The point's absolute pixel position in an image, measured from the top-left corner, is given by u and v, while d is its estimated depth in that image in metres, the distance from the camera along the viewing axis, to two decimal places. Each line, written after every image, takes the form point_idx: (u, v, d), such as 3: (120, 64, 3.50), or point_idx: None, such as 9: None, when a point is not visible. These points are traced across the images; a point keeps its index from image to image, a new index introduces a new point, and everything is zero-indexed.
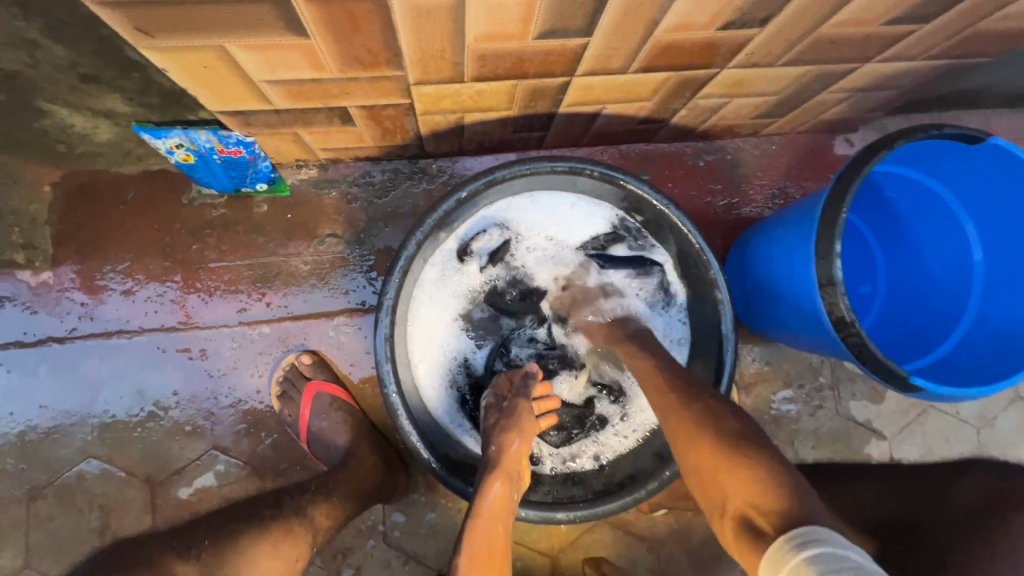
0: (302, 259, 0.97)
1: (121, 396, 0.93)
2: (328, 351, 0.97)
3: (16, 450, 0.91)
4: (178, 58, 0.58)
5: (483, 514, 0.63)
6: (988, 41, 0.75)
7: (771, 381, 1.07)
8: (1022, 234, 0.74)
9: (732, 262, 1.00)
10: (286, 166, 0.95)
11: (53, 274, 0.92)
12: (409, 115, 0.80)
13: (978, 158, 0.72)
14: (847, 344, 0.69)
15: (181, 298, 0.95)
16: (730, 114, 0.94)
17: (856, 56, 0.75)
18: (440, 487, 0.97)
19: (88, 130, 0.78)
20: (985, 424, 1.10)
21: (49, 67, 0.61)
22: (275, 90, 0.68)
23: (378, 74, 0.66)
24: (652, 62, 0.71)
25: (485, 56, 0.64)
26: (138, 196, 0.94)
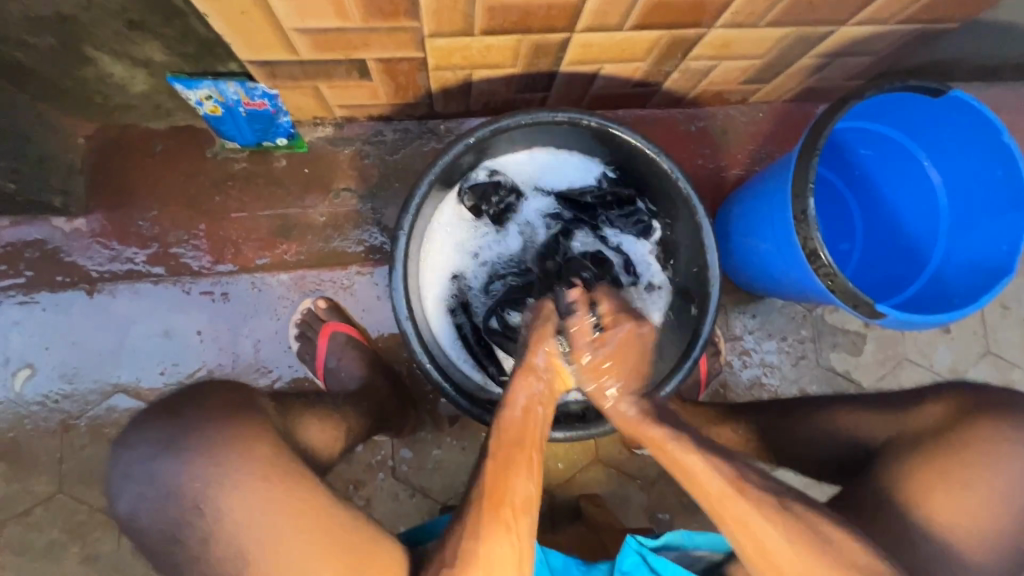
0: (318, 211, 1.04)
1: (148, 335, 0.99)
2: (342, 297, 1.03)
3: (49, 384, 0.97)
4: (219, 2, 0.65)
5: (510, 420, 0.68)
6: (951, 6, 0.82)
7: (757, 333, 1.14)
8: (983, 178, 0.82)
9: (721, 218, 1.07)
10: (304, 124, 1.02)
11: (86, 220, 0.98)
12: (422, 71, 0.87)
13: (945, 109, 0.79)
14: (820, 274, 0.77)
15: (205, 245, 1.01)
16: (719, 79, 1.01)
17: (832, 18, 0.82)
18: (445, 425, 1.04)
19: (126, 79, 0.84)
20: (957, 376, 1.17)
21: (100, 11, 0.68)
22: (303, 39, 0.74)
23: (396, 25, 0.73)
24: (645, 19, 0.78)
25: (495, 8, 0.71)
26: (165, 149, 1.00)
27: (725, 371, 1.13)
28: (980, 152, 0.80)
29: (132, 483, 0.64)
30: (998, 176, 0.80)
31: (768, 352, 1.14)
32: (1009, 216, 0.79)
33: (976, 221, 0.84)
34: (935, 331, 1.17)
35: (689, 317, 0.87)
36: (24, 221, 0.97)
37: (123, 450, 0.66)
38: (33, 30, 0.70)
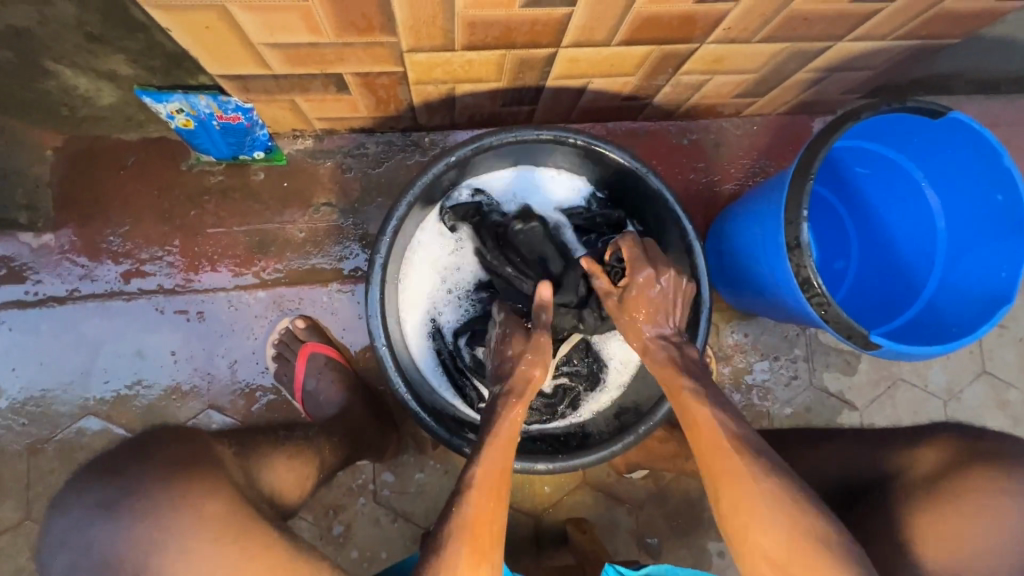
0: (297, 227, 1.00)
1: (120, 356, 0.96)
2: (322, 315, 1.00)
3: (16, 406, 0.94)
4: (182, 17, 0.61)
5: (495, 446, 0.64)
6: (952, 22, 0.79)
7: (749, 353, 1.12)
8: (981, 204, 0.79)
9: (712, 236, 1.04)
10: (283, 136, 0.98)
11: (55, 236, 0.95)
12: (402, 85, 0.84)
13: (943, 131, 0.76)
14: (813, 303, 0.74)
15: (180, 262, 0.98)
16: (712, 93, 0.98)
17: (828, 34, 0.79)
18: (428, 448, 1.01)
19: (91, 92, 0.80)
20: (952, 397, 1.15)
21: (57, 25, 0.64)
22: (274, 54, 0.71)
23: (372, 40, 0.70)
24: (634, 34, 0.74)
25: (475, 24, 0.68)
26: (138, 161, 0.97)
27: (716, 391, 1.11)
28: (979, 176, 0.77)
29: (66, 551, 0.61)
30: (997, 201, 0.77)
31: (760, 372, 1.11)
32: (1009, 244, 0.76)
33: (974, 248, 0.81)
34: None
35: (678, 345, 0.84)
36: None
37: (55, 517, 0.62)
38: None
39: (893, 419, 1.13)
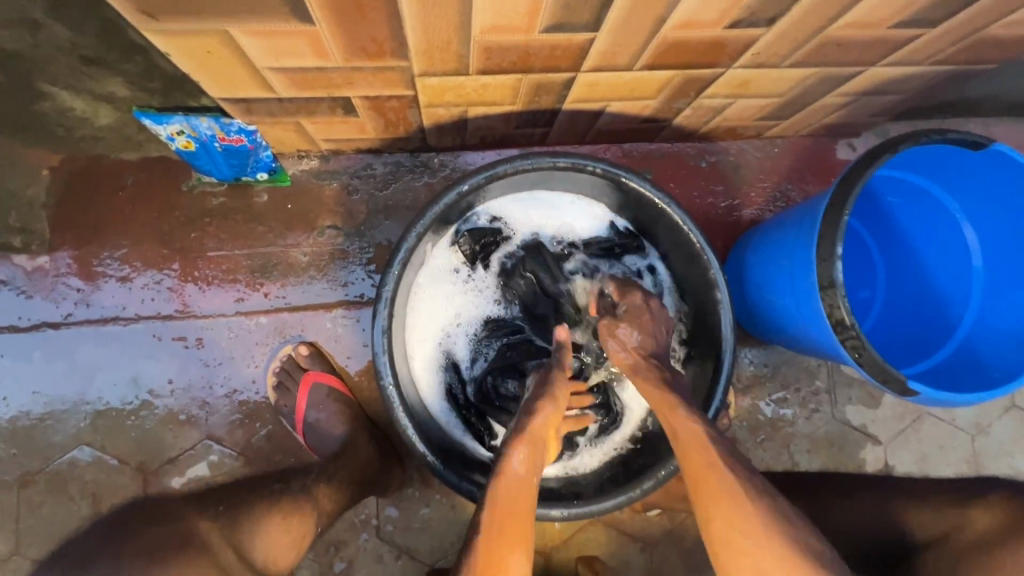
0: (301, 250, 0.97)
1: (116, 383, 0.92)
2: (325, 343, 0.96)
3: (7, 435, 0.90)
4: (182, 42, 0.58)
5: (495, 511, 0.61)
6: (993, 48, 0.75)
7: (768, 383, 1.07)
8: (1023, 241, 0.75)
9: (732, 264, 1.00)
10: (287, 157, 0.95)
11: (50, 259, 0.91)
12: (413, 108, 0.80)
13: (984, 164, 0.72)
14: (846, 346, 0.70)
15: (178, 286, 0.94)
16: (734, 115, 0.94)
17: (862, 59, 0.75)
18: (434, 482, 0.97)
19: (88, 113, 0.77)
20: (980, 432, 1.10)
21: (50, 47, 0.61)
22: (279, 77, 0.67)
23: (382, 65, 0.66)
24: (657, 59, 0.70)
25: (491, 49, 0.64)
26: (137, 182, 0.93)
27: (733, 423, 1.06)
28: (1021, 212, 0.73)
29: None
30: None
31: (781, 404, 1.07)
32: None
33: (1014, 287, 0.77)
34: None
35: (699, 387, 0.80)
36: None
37: None
38: None
39: (918, 455, 1.08)
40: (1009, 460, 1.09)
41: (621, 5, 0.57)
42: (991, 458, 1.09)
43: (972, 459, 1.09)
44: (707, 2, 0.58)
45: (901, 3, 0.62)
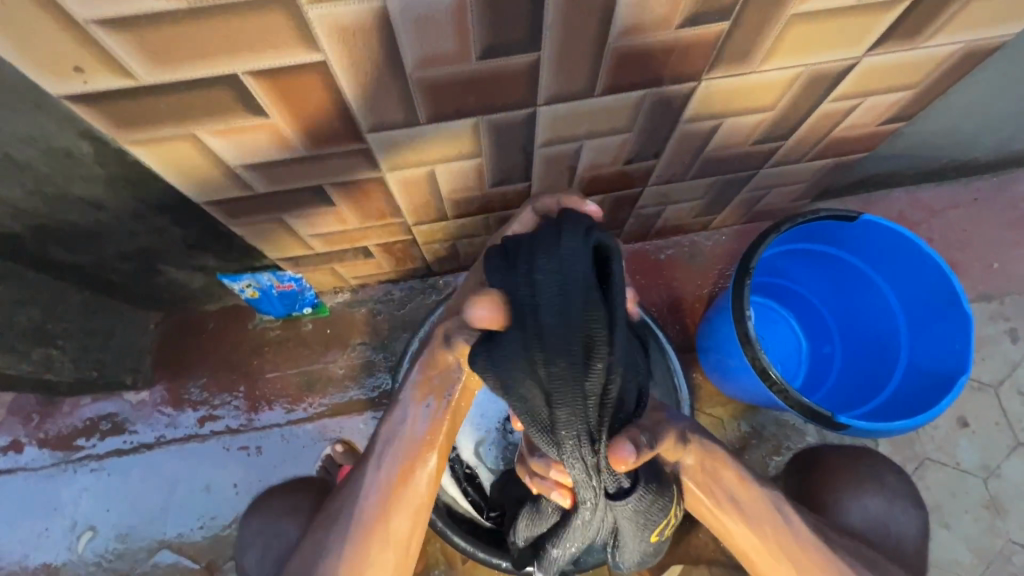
0: (338, 364, 1.20)
1: (193, 490, 1.13)
2: (358, 442, 1.16)
3: (106, 543, 1.10)
4: (252, 228, 0.87)
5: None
6: (853, 142, 0.95)
7: (759, 445, 1.15)
8: (924, 288, 0.89)
9: (699, 335, 1.13)
10: (327, 294, 1.21)
11: (149, 392, 1.17)
12: (414, 247, 1.06)
13: (866, 230, 0.90)
14: (775, 391, 0.83)
15: (243, 404, 1.17)
16: (673, 217, 1.15)
17: (747, 167, 0.97)
18: (458, 563, 1.06)
19: (187, 280, 1.07)
20: (991, 474, 1.12)
21: (170, 242, 0.91)
22: (317, 240, 0.95)
23: (386, 222, 0.93)
24: (586, 189, 0.94)
25: (460, 202, 0.90)
26: (215, 326, 1.21)
27: None
28: (911, 265, 0.89)
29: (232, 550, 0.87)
30: (932, 283, 0.87)
31: (773, 462, 1.14)
32: (955, 316, 0.85)
33: (926, 330, 0.90)
34: (953, 426, 1.15)
35: None
36: (101, 397, 1.16)
37: None
38: (122, 260, 0.93)
39: (929, 502, 1.11)
40: None
41: (539, 163, 0.82)
42: (1011, 499, 1.10)
43: (991, 502, 1.11)
44: (599, 152, 0.83)
45: (746, 130, 0.84)
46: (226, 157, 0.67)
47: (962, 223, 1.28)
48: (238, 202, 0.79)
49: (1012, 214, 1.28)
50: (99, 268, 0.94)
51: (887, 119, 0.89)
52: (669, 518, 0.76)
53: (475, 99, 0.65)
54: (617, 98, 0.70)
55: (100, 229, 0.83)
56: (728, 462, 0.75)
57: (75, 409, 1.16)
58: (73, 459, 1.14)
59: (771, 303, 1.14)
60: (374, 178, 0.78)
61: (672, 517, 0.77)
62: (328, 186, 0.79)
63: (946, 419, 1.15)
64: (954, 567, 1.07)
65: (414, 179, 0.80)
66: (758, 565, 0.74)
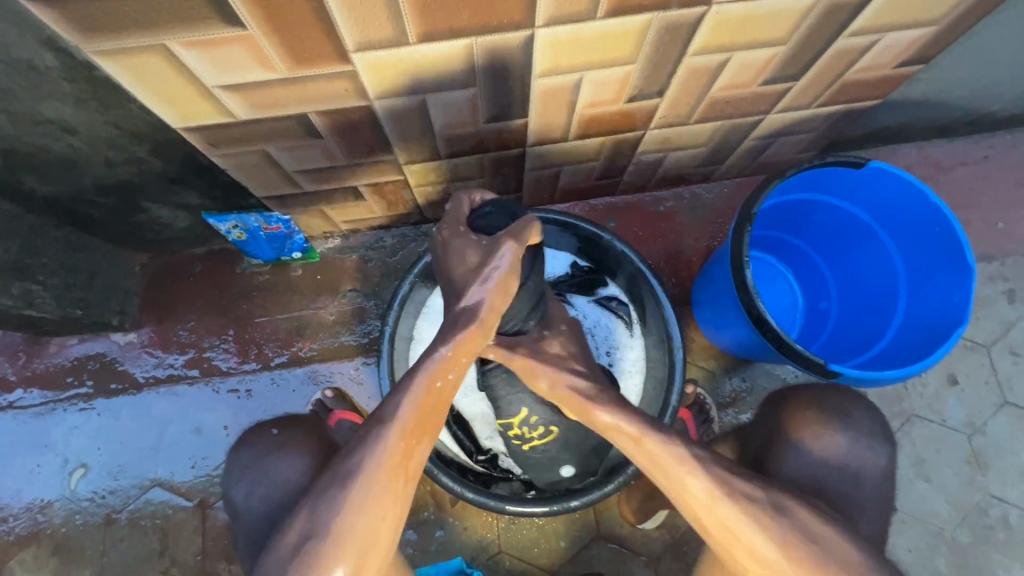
0: (328, 310, 1.18)
1: (184, 431, 1.13)
2: (349, 387, 1.15)
3: (98, 481, 1.11)
4: (235, 160, 0.83)
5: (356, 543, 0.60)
6: (865, 88, 0.91)
7: (750, 398, 1.15)
8: (928, 238, 0.87)
9: (695, 288, 1.11)
10: (316, 239, 1.18)
11: (137, 334, 1.16)
12: (406, 189, 1.03)
13: (872, 178, 0.87)
14: (769, 339, 0.82)
15: (232, 348, 1.16)
16: (674, 166, 1.12)
17: (753, 110, 0.93)
18: (447, 506, 1.08)
19: (171, 219, 1.04)
20: (976, 431, 1.13)
21: (150, 174, 0.87)
22: (304, 176, 0.91)
23: (376, 159, 0.89)
24: (584, 130, 0.90)
25: (453, 139, 0.86)
26: (203, 269, 1.18)
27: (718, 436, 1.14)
28: (915, 214, 0.87)
29: None
30: (936, 233, 0.85)
31: None
32: (956, 268, 0.84)
33: (925, 282, 0.89)
34: (942, 384, 1.15)
35: (658, 399, 0.97)
36: (88, 337, 1.15)
37: None
38: (101, 193, 0.90)
39: (913, 457, 1.12)
40: (1010, 457, 1.12)
41: (536, 97, 0.78)
42: (994, 455, 1.12)
43: (973, 458, 1.12)
44: (600, 87, 0.78)
45: (756, 68, 0.80)
46: (203, 75, 0.63)
47: (969, 181, 1.25)
48: (219, 129, 0.74)
49: (1021, 173, 1.25)
50: (77, 202, 0.90)
51: (903, 61, 0.85)
52: (515, 423, 0.83)
53: (469, 16, 0.61)
54: (621, 22, 0.66)
55: (74, 157, 0.79)
56: (596, 405, 0.67)
57: (63, 349, 1.15)
58: (63, 397, 1.14)
59: (769, 257, 1.12)
60: (362, 107, 0.74)
61: (528, 424, 0.82)
62: (314, 115, 0.75)
63: (936, 377, 1.15)
64: (934, 518, 1.10)
65: (405, 110, 0.76)
66: (722, 538, 0.63)
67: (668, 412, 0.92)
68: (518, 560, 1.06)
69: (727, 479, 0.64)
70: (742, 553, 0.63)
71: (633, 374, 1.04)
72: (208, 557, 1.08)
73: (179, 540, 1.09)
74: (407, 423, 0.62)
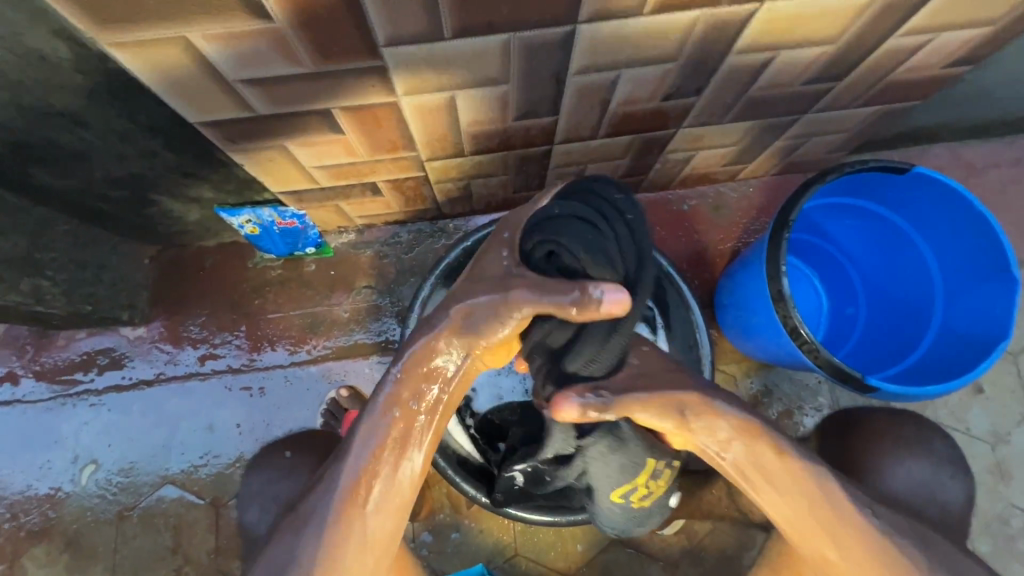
0: (342, 307, 1.15)
1: (195, 428, 1.11)
2: (364, 386, 1.13)
3: (108, 477, 1.10)
4: (253, 156, 0.79)
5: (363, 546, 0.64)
6: (908, 88, 0.87)
7: (771, 403, 1.13)
8: (970, 248, 0.84)
9: (721, 291, 1.08)
10: (330, 233, 1.15)
11: (147, 328, 1.13)
12: (426, 185, 0.99)
13: (913, 183, 0.84)
14: (804, 350, 0.80)
15: (245, 345, 1.14)
16: (702, 164, 1.08)
17: (791, 110, 0.89)
18: (463, 509, 1.06)
19: (182, 213, 1.00)
20: (1000, 440, 1.11)
21: (162, 168, 0.84)
22: (323, 172, 0.88)
23: (398, 155, 0.86)
24: (615, 128, 0.87)
25: (479, 136, 0.83)
26: (214, 263, 1.15)
27: None
28: (957, 223, 0.84)
29: None
30: (979, 244, 0.82)
31: (785, 421, 1.12)
32: (998, 278, 0.81)
33: (964, 292, 0.86)
34: (968, 392, 1.13)
35: None
36: (97, 332, 1.12)
37: None
38: (111, 186, 0.86)
39: None
40: None
41: (570, 94, 0.75)
42: (1017, 465, 1.11)
43: (996, 468, 1.11)
44: (637, 85, 0.75)
45: (800, 67, 0.76)
46: (222, 67, 0.59)
47: (1002, 183, 1.21)
48: (237, 124, 0.71)
49: None
50: (87, 196, 0.87)
51: (953, 61, 0.81)
52: (644, 481, 0.75)
53: (509, 10, 0.57)
54: (667, 19, 0.62)
55: (85, 150, 0.76)
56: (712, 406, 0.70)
57: (72, 343, 1.12)
58: (72, 392, 1.12)
59: (795, 260, 1.09)
60: (388, 103, 0.71)
61: (653, 476, 0.75)
62: (337, 111, 0.71)
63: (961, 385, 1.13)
64: None
65: (432, 107, 0.73)
66: (805, 527, 0.68)
67: None
68: (534, 564, 1.05)
69: (816, 472, 0.69)
70: (830, 547, 0.68)
71: None
72: (221, 556, 1.07)
73: (192, 538, 1.08)
74: (385, 438, 0.65)
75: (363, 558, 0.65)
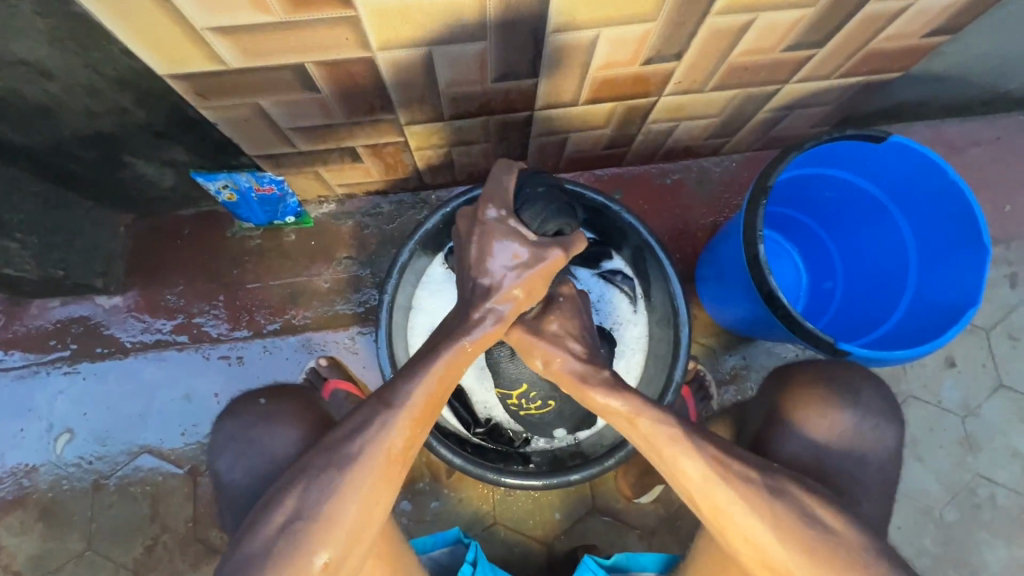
0: (322, 278, 1.14)
1: (173, 398, 1.10)
2: (344, 357, 1.12)
3: (84, 447, 1.09)
4: (226, 114, 0.78)
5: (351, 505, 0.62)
6: (888, 58, 0.88)
7: (749, 376, 1.14)
8: (944, 218, 0.85)
9: (701, 265, 1.07)
10: (311, 203, 1.14)
11: (122, 297, 1.12)
12: (406, 152, 0.98)
13: (891, 153, 0.84)
14: (779, 317, 0.80)
15: (223, 314, 1.13)
16: (685, 137, 1.08)
17: (772, 79, 0.89)
18: (443, 478, 1.07)
19: (157, 177, 0.98)
20: (970, 413, 1.14)
21: (133, 127, 0.82)
22: (300, 134, 0.86)
23: (376, 118, 0.85)
24: (596, 94, 0.86)
25: (458, 98, 0.82)
26: (191, 232, 1.14)
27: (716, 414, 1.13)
28: (933, 193, 0.84)
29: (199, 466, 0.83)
30: (952, 213, 0.83)
31: (762, 393, 1.14)
32: (971, 247, 0.82)
33: (938, 262, 0.87)
34: (940, 366, 1.15)
35: (660, 379, 0.96)
36: (72, 300, 1.11)
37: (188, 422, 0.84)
38: (81, 145, 0.84)
39: (907, 437, 1.13)
40: (1002, 439, 1.13)
41: (548, 55, 0.74)
42: (985, 437, 1.13)
43: (966, 439, 1.13)
44: (617, 46, 0.74)
45: (779, 32, 0.76)
46: (188, 12, 0.58)
47: (981, 162, 1.23)
48: (208, 78, 0.69)
49: None
50: (56, 156, 0.85)
51: (931, 30, 0.81)
52: (517, 398, 0.89)
53: None
54: None
55: (51, 105, 0.74)
56: (589, 386, 0.67)
57: (45, 312, 1.10)
58: (46, 361, 1.10)
59: (775, 235, 1.10)
60: (363, 59, 0.69)
61: (528, 398, 0.89)
62: (310, 66, 0.69)
63: (934, 359, 1.15)
64: (924, 497, 1.11)
65: (409, 64, 0.71)
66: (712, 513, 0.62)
67: (673, 389, 0.90)
68: (513, 531, 1.06)
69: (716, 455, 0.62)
70: (729, 521, 0.60)
71: (637, 350, 1.03)
72: (199, 524, 1.07)
73: (169, 507, 1.07)
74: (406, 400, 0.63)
75: (371, 510, 0.60)
